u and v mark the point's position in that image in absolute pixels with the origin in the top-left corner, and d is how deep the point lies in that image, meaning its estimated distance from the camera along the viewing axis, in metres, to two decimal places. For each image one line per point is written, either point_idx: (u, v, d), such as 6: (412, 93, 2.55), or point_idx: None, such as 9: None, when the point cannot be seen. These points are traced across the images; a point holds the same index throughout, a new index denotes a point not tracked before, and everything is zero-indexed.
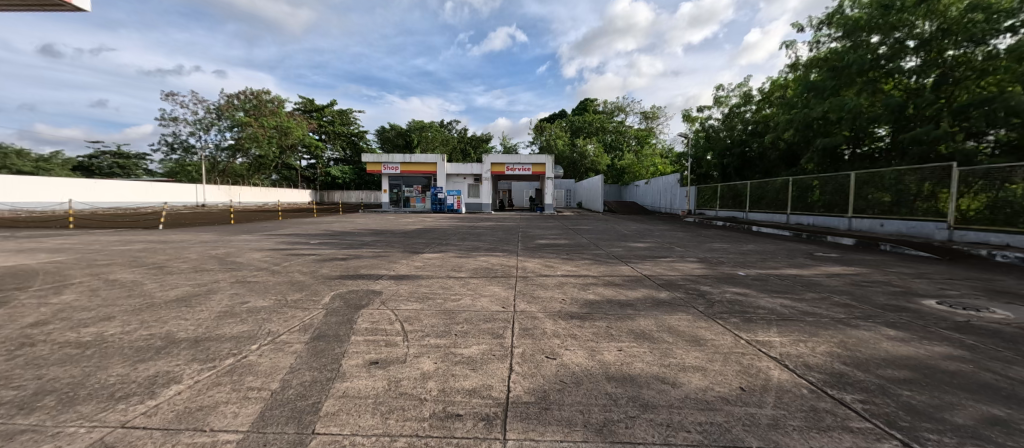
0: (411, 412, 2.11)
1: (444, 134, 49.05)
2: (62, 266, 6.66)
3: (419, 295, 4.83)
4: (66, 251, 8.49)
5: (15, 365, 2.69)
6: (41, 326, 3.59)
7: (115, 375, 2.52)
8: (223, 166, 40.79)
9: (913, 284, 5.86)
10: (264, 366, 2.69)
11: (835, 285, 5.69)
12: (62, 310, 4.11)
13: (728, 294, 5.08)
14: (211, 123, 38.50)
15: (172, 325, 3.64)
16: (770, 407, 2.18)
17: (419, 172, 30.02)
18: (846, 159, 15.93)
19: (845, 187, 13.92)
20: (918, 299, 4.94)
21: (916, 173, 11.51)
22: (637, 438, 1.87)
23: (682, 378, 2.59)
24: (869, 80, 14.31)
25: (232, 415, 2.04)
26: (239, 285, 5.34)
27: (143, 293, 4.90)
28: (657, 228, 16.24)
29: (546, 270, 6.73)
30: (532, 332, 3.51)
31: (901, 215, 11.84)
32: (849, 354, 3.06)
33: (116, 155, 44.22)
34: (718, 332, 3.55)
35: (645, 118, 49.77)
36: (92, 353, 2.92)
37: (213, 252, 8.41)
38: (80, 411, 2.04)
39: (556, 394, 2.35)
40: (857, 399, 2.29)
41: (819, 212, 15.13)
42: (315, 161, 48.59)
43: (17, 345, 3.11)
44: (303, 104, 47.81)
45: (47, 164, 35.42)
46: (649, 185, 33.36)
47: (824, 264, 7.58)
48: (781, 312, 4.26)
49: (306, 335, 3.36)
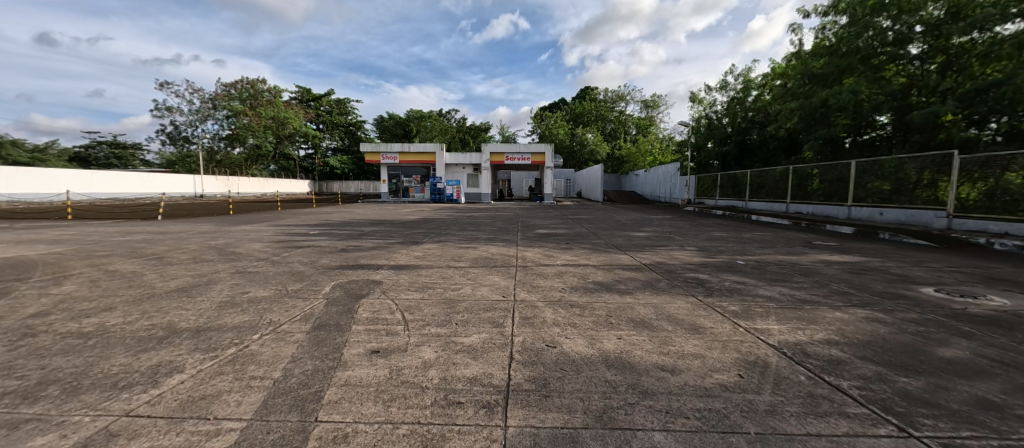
0: (413, 400, 2.13)
1: (442, 124, 48.86)
2: (62, 258, 6.65)
3: (419, 285, 4.85)
4: (64, 242, 8.49)
5: (18, 355, 2.70)
6: (42, 316, 3.60)
7: (118, 365, 2.54)
8: (220, 157, 40.53)
9: (911, 272, 5.89)
10: (266, 355, 2.71)
11: (833, 273, 5.73)
12: (63, 301, 4.12)
13: (727, 282, 5.09)
14: (206, 112, 37.91)
15: (174, 315, 3.66)
16: (768, 394, 2.21)
17: (418, 162, 29.86)
18: (847, 148, 15.85)
19: (845, 176, 13.85)
20: (916, 286, 4.98)
21: (916, 161, 11.48)
22: (636, 425, 1.89)
23: (681, 366, 2.61)
24: (872, 67, 14.13)
25: (236, 403, 2.06)
26: (239, 276, 5.34)
27: (143, 284, 4.90)
28: (656, 218, 16.19)
29: (545, 259, 6.76)
30: (532, 321, 3.52)
31: (900, 204, 11.82)
32: (846, 341, 3.08)
33: (112, 145, 43.98)
34: (717, 321, 3.56)
35: (645, 107, 49.58)
36: (94, 343, 2.93)
37: (212, 243, 8.37)
38: (84, 400, 2.06)
39: (556, 382, 2.37)
40: (854, 386, 2.32)
41: (818, 201, 15.08)
42: (313, 151, 48.30)
43: (19, 335, 3.11)
44: (299, 93, 47.15)
45: (44, 156, 35.30)
46: (649, 175, 33.21)
47: (824, 253, 7.60)
48: (780, 300, 4.26)
49: (307, 324, 3.38)
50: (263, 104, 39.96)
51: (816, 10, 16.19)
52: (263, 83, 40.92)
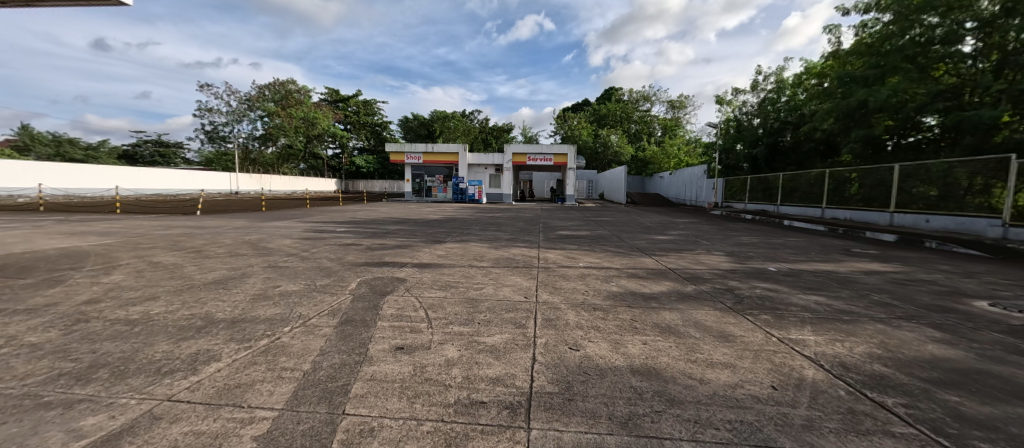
0: (436, 397, 2.15)
1: (465, 124, 49.30)
2: (111, 249, 7.10)
3: (442, 284, 4.90)
4: (114, 235, 9.07)
5: (73, 339, 2.90)
6: (94, 303, 3.86)
7: (161, 352, 2.68)
8: (254, 156, 42.30)
9: (961, 284, 5.49)
10: (297, 348, 2.79)
11: (873, 283, 5.42)
12: (112, 289, 4.40)
13: (758, 289, 4.90)
14: (242, 113, 39.63)
15: (211, 306, 3.83)
16: (803, 408, 2.10)
17: (441, 162, 30.22)
18: (889, 151, 14.95)
19: (886, 180, 13.11)
20: (967, 300, 4.63)
21: (966, 166, 10.75)
22: (663, 433, 1.84)
23: (710, 375, 2.52)
24: (919, 66, 13.40)
25: (268, 393, 2.13)
26: (271, 270, 5.55)
27: (183, 275, 5.17)
28: (681, 221, 15.76)
29: (568, 261, 6.70)
30: (555, 323, 3.48)
31: (947, 211, 11.08)
32: (890, 356, 2.89)
33: (157, 144, 46.69)
34: (747, 329, 3.43)
35: (671, 107, 48.48)
36: (140, 331, 3.10)
37: (246, 238, 8.75)
38: (131, 384, 2.18)
39: (580, 386, 2.33)
40: (900, 403, 2.18)
41: (856, 207, 14.32)
42: (341, 151, 49.69)
43: (73, 320, 3.34)
44: (328, 95, 48.66)
45: (96, 153, 37.81)
46: (674, 177, 32.40)
47: (863, 261, 7.19)
48: (816, 310, 4.05)
49: (334, 319, 3.46)
50: (294, 104, 41.40)
51: (855, 8, 15.48)
52: (294, 85, 42.40)
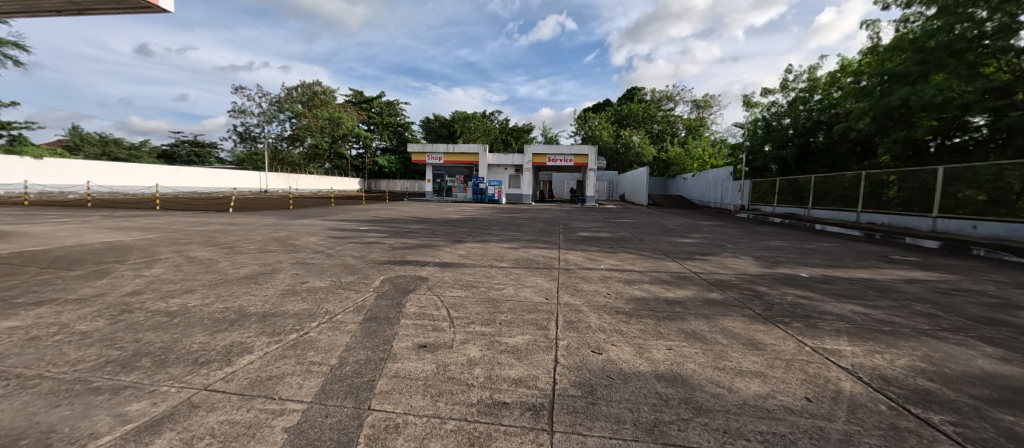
0: (459, 396, 2.16)
1: (485, 125, 49.53)
2: (152, 243, 7.49)
3: (463, 283, 4.93)
4: (154, 230, 9.57)
5: (119, 328, 3.08)
6: (137, 294, 4.09)
7: (198, 342, 2.81)
8: (282, 156, 43.77)
9: (1015, 295, 5.12)
10: (324, 343, 2.87)
11: (914, 292, 5.12)
12: (153, 282, 4.65)
13: (788, 296, 4.72)
14: (272, 114, 41.09)
15: (243, 299, 3.99)
16: (841, 422, 2.00)
17: (461, 162, 30.48)
18: (931, 152, 14.14)
19: (928, 184, 12.39)
20: (1021, 312, 4.32)
21: (1019, 168, 10.04)
22: (689, 442, 1.79)
23: (738, 384, 2.44)
24: (967, 62, 12.62)
25: (298, 386, 2.19)
26: (299, 266, 5.73)
27: (218, 270, 5.40)
28: (705, 224, 15.36)
29: (589, 263, 6.63)
30: (577, 325, 3.45)
31: (997, 217, 10.38)
32: (935, 370, 2.73)
33: (193, 144, 49.02)
34: (778, 337, 3.29)
35: (696, 107, 47.25)
36: (178, 322, 3.26)
37: (275, 235, 9.06)
38: (171, 373, 2.29)
39: (603, 390, 2.30)
40: (947, 420, 2.04)
41: (895, 211, 13.59)
42: (364, 151, 50.81)
43: (119, 310, 3.55)
44: (353, 96, 49.86)
45: (138, 153, 40.02)
46: (698, 179, 31.58)
47: (903, 269, 6.80)
48: (853, 319, 3.86)
49: (359, 316, 3.54)
50: (321, 105, 42.57)
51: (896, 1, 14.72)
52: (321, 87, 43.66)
